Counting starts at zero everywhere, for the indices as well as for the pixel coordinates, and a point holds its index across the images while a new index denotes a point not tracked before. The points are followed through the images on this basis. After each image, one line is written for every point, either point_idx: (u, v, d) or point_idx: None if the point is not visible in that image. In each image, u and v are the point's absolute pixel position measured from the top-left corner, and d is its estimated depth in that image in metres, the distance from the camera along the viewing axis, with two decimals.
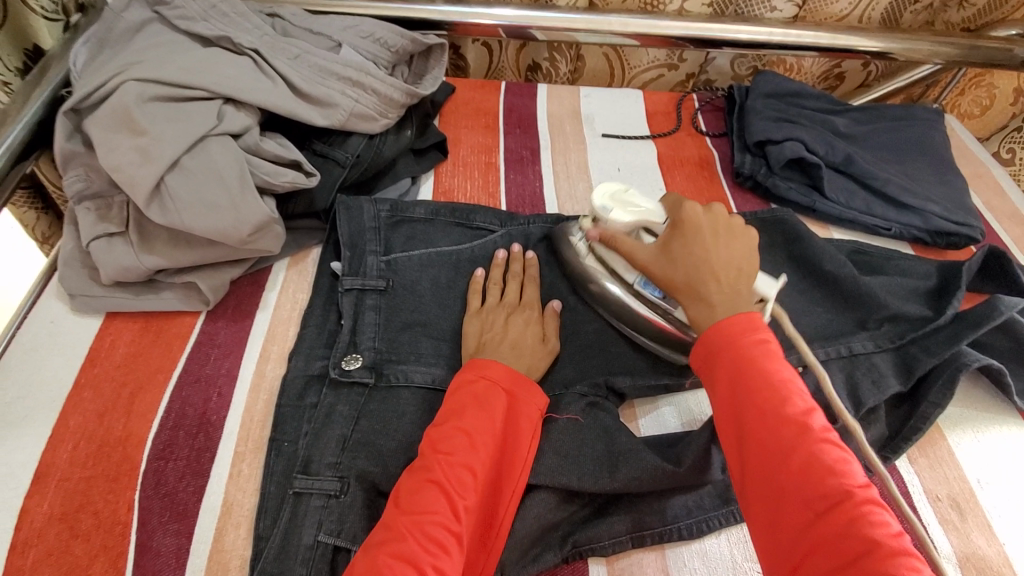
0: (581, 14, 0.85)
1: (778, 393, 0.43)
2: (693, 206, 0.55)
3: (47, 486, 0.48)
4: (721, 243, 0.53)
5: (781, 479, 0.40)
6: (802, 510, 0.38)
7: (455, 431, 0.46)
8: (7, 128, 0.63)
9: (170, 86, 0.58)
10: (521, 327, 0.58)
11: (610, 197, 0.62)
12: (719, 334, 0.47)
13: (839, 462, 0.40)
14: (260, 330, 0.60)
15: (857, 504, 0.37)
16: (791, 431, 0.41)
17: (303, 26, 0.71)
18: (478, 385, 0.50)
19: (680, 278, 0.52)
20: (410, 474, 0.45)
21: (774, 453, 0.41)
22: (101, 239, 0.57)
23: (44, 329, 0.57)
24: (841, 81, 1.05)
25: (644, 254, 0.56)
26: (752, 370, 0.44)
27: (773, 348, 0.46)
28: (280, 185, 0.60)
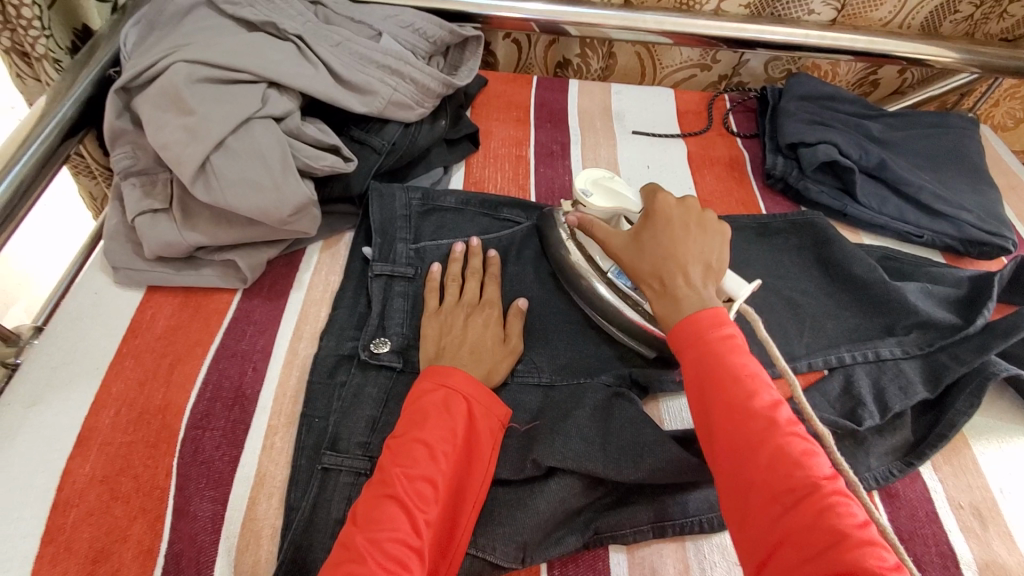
0: (616, 11, 0.85)
1: (745, 386, 0.44)
2: (667, 198, 0.57)
3: (90, 449, 0.50)
4: (690, 235, 0.55)
5: (750, 473, 0.41)
6: (772, 503, 0.39)
7: (412, 442, 0.47)
8: (57, 104, 0.65)
9: (219, 68, 0.59)
10: (480, 328, 0.57)
11: (591, 182, 0.64)
12: (687, 327, 0.48)
13: (805, 454, 0.41)
14: (295, 309, 0.62)
15: (824, 496, 0.38)
16: (758, 425, 0.42)
17: (345, 14, 0.72)
18: (432, 391, 0.50)
19: (647, 266, 0.54)
20: (370, 487, 0.45)
21: (741, 447, 0.42)
22: (146, 214, 0.59)
23: (88, 299, 0.59)
24: (876, 87, 1.04)
25: (616, 240, 0.57)
26: (720, 363, 0.45)
27: (739, 343, 0.47)
28: (319, 169, 0.61)
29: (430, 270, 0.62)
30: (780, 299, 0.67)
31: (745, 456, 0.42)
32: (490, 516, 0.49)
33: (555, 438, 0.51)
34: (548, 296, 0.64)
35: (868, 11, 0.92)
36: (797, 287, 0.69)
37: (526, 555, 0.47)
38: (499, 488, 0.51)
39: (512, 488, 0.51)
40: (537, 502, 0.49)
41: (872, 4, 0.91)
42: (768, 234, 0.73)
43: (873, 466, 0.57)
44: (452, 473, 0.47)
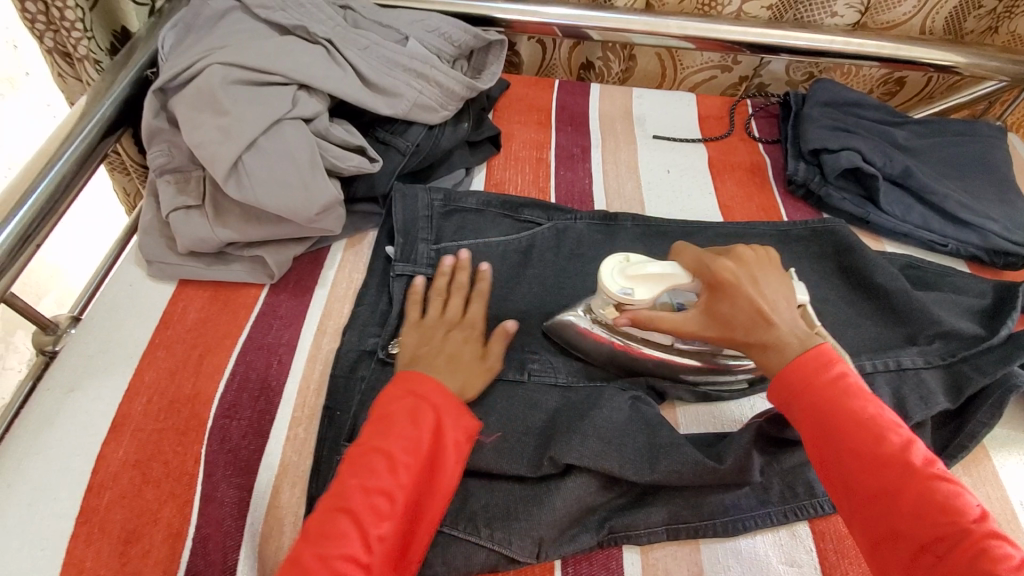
0: (638, 16, 0.85)
1: (869, 430, 0.44)
2: (725, 262, 0.53)
3: (123, 434, 0.52)
4: (762, 279, 0.53)
5: (893, 522, 0.41)
6: (924, 554, 0.40)
7: (372, 454, 0.45)
8: (97, 103, 0.68)
9: (252, 70, 0.61)
10: (458, 342, 0.56)
11: (621, 275, 0.55)
12: (794, 374, 0.47)
13: (951, 496, 0.41)
14: (319, 305, 0.63)
15: (977, 541, 0.39)
16: (895, 471, 0.42)
17: (373, 19, 0.74)
18: (396, 404, 0.48)
19: (740, 333, 0.51)
20: (324, 499, 0.44)
21: (879, 496, 0.42)
22: (180, 211, 0.61)
23: (123, 291, 0.62)
24: (901, 86, 1.02)
25: (690, 322, 0.52)
26: (839, 408, 0.45)
27: (850, 379, 0.46)
28: (346, 169, 0.63)
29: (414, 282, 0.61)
30: None
31: (885, 505, 0.42)
32: (507, 512, 0.50)
33: (571, 435, 0.52)
34: (567, 299, 0.65)
35: (884, 12, 0.91)
36: (817, 295, 0.69)
37: (541, 551, 0.48)
38: (516, 484, 0.51)
39: (528, 484, 0.51)
40: (554, 499, 0.50)
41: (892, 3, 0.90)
42: (788, 241, 0.73)
43: None
44: (413, 487, 0.45)
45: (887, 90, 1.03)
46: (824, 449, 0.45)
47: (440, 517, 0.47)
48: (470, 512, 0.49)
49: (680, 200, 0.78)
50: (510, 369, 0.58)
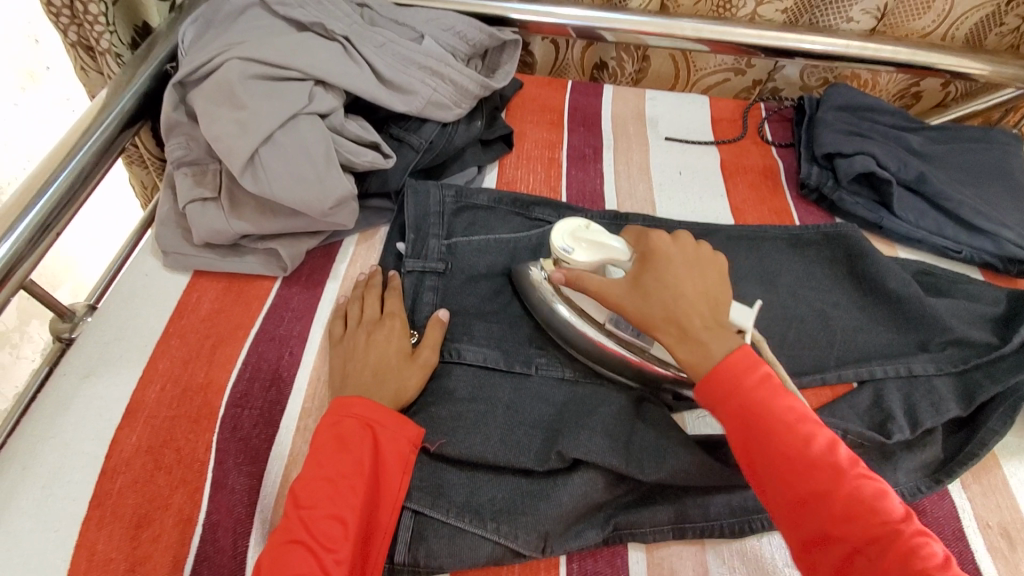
0: (653, 18, 0.86)
1: (796, 433, 0.45)
2: (661, 235, 0.55)
3: (136, 421, 0.53)
4: (692, 273, 0.53)
5: (825, 526, 0.42)
6: (855, 556, 0.41)
7: (315, 483, 0.46)
8: (117, 96, 0.69)
9: (270, 66, 0.62)
10: (381, 345, 0.56)
11: (570, 236, 0.56)
12: (724, 377, 0.47)
13: (876, 496, 0.42)
14: (331, 298, 0.64)
15: (905, 541, 0.40)
16: (823, 474, 0.43)
17: (389, 17, 0.75)
18: (329, 431, 0.49)
19: (658, 309, 0.52)
20: (274, 535, 0.45)
21: (809, 500, 0.43)
22: (196, 202, 0.62)
23: (139, 280, 0.63)
24: (918, 100, 1.02)
25: (614, 289, 0.54)
26: (767, 413, 0.46)
27: (776, 382, 0.47)
28: (360, 164, 0.64)
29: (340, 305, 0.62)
30: (810, 310, 0.67)
31: (815, 509, 0.43)
32: (514, 506, 0.50)
33: (579, 431, 0.52)
34: None
35: (907, 23, 0.91)
36: (828, 300, 0.68)
37: (547, 545, 0.48)
38: (524, 479, 0.51)
39: (535, 479, 0.52)
40: (561, 494, 0.50)
41: (916, 13, 0.89)
42: (800, 245, 0.73)
43: (901, 481, 0.56)
44: (363, 508, 0.47)
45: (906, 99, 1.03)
46: (753, 456, 0.46)
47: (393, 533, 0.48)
48: (477, 505, 0.50)
49: (691, 201, 0.78)
50: (517, 363, 0.58)
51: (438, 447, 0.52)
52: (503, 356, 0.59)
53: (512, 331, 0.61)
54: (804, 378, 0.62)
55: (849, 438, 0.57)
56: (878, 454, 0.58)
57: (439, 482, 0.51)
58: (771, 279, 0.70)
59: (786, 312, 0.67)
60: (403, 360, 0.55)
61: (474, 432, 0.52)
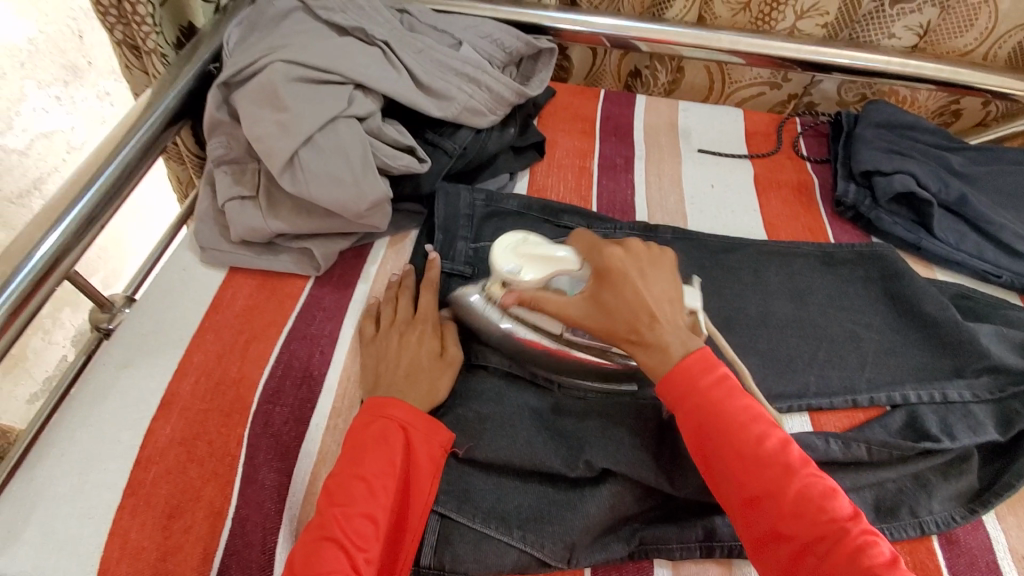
0: (689, 29, 0.85)
1: (749, 433, 0.45)
2: (613, 249, 0.53)
3: (171, 412, 0.54)
4: (648, 278, 0.52)
5: (775, 524, 0.43)
6: (806, 555, 0.42)
7: (349, 480, 0.47)
8: (163, 94, 0.71)
9: (312, 69, 0.63)
10: (411, 347, 0.56)
11: (513, 253, 0.55)
12: (678, 378, 0.48)
13: (826, 495, 0.43)
14: (361, 299, 0.65)
15: (853, 539, 0.41)
16: (775, 474, 0.44)
17: (428, 23, 0.76)
18: (365, 431, 0.49)
19: (623, 325, 0.50)
20: (307, 531, 0.45)
21: (762, 498, 0.44)
22: (235, 201, 0.63)
23: (177, 275, 0.64)
24: (957, 118, 1.00)
25: (574, 307, 0.52)
26: (720, 410, 0.46)
27: (729, 381, 0.48)
28: (395, 168, 0.64)
29: (369, 305, 0.63)
30: (842, 330, 0.66)
31: (767, 508, 0.44)
32: (540, 515, 0.50)
33: (607, 442, 0.52)
34: None
35: (947, 40, 0.89)
36: (861, 320, 0.67)
37: (572, 555, 0.48)
38: (550, 488, 0.51)
39: (561, 489, 0.51)
40: (587, 505, 0.50)
41: (958, 29, 0.87)
42: (834, 264, 0.72)
43: (934, 510, 0.55)
44: (393, 507, 0.47)
45: (946, 118, 1.01)
46: (707, 451, 0.46)
47: (422, 535, 0.48)
48: (503, 512, 0.50)
49: (723, 215, 0.78)
50: (540, 375, 0.57)
51: (465, 451, 0.52)
52: (527, 360, 0.58)
53: None
54: (835, 399, 0.60)
55: (873, 451, 0.55)
56: (911, 481, 0.56)
57: (466, 487, 0.51)
58: (802, 296, 0.68)
59: (819, 331, 0.65)
60: (432, 360, 0.56)
61: (501, 435, 0.52)
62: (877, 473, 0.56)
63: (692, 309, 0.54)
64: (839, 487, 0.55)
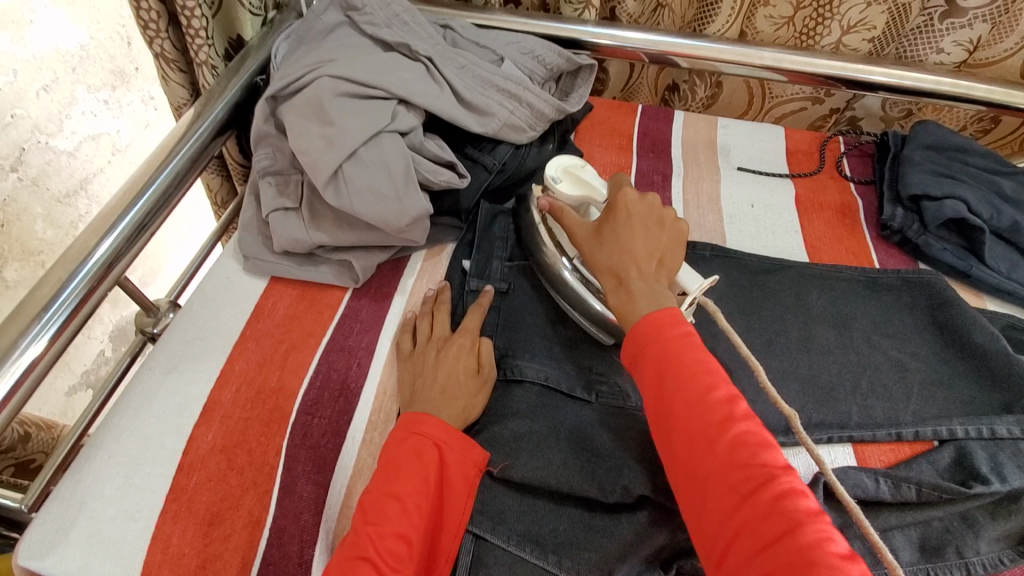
0: (731, 45, 0.84)
1: (701, 382, 0.47)
2: (631, 194, 0.59)
3: (213, 419, 0.55)
4: (648, 231, 0.57)
5: (708, 467, 0.44)
6: (729, 496, 0.42)
7: (384, 499, 0.47)
8: (212, 105, 0.73)
9: (358, 84, 0.64)
10: (450, 362, 0.56)
11: (563, 168, 0.65)
12: (647, 325, 0.51)
13: (761, 446, 0.44)
14: (398, 312, 0.65)
15: (779, 487, 0.41)
16: (713, 420, 0.45)
17: (470, 39, 0.77)
18: (395, 446, 0.50)
19: (607, 262, 0.56)
20: (342, 550, 0.46)
21: (697, 442, 0.45)
22: (279, 212, 0.65)
23: (221, 283, 0.65)
24: (995, 125, 0.94)
25: (580, 228, 0.60)
26: (677, 357, 0.48)
27: (694, 340, 0.50)
28: (436, 183, 0.65)
29: (405, 322, 0.63)
30: (886, 359, 0.63)
31: (701, 450, 0.45)
32: (576, 540, 0.49)
33: (645, 467, 0.51)
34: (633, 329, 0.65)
35: (985, 49, 0.85)
36: (907, 349, 0.65)
37: None
38: (586, 512, 0.51)
39: (597, 514, 0.51)
40: (624, 532, 0.50)
41: (997, 37, 0.84)
42: (876, 289, 0.70)
43: (982, 551, 0.52)
44: (425, 526, 0.47)
45: (982, 127, 0.95)
46: (659, 393, 0.48)
47: (454, 556, 0.48)
48: (539, 536, 0.49)
49: (763, 236, 0.76)
50: (578, 389, 0.58)
51: (501, 472, 0.52)
52: (565, 378, 0.58)
53: (577, 356, 0.61)
54: (878, 431, 0.58)
55: (924, 493, 0.53)
56: (958, 519, 0.54)
57: (501, 508, 0.51)
58: (845, 322, 0.66)
59: (863, 359, 0.63)
60: (470, 378, 0.56)
61: (537, 456, 0.52)
62: (922, 509, 0.54)
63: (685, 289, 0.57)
64: (883, 524, 0.53)
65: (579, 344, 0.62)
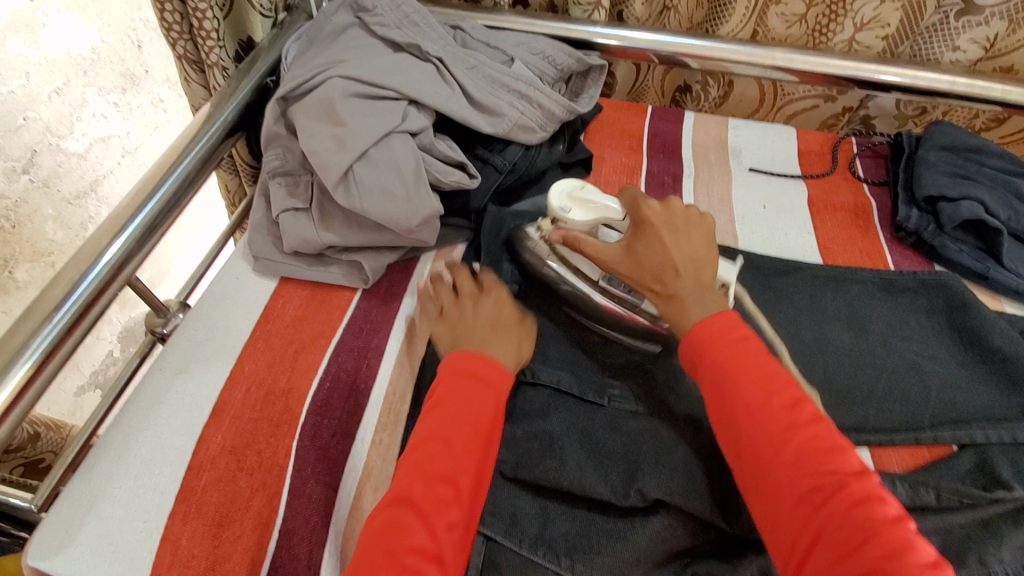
0: (742, 46, 0.83)
1: (765, 387, 0.48)
2: (651, 205, 0.60)
3: (223, 419, 0.55)
4: (680, 235, 0.58)
5: (777, 475, 0.45)
6: (801, 504, 0.43)
7: (434, 439, 0.48)
8: (223, 106, 0.73)
9: (369, 84, 0.64)
10: (492, 308, 0.58)
11: (567, 196, 0.62)
12: (705, 330, 0.52)
13: (833, 450, 0.45)
14: (407, 313, 0.65)
15: (855, 492, 0.42)
16: (781, 426, 0.46)
17: (480, 40, 0.77)
18: (449, 391, 0.51)
19: (650, 276, 0.57)
20: (389, 493, 0.46)
21: (764, 450, 0.46)
22: (289, 212, 0.65)
23: (230, 283, 0.65)
24: (999, 124, 0.94)
25: (609, 252, 0.59)
26: (739, 362, 0.49)
27: (753, 342, 0.51)
28: (446, 184, 0.65)
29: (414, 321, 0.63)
30: (903, 362, 0.62)
31: (771, 457, 0.45)
32: (588, 544, 0.49)
33: (659, 470, 0.51)
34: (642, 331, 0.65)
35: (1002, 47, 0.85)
36: (924, 352, 0.64)
37: None
38: (598, 515, 0.51)
39: (610, 517, 0.50)
40: (638, 536, 0.49)
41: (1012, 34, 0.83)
42: (892, 291, 0.69)
43: (1006, 560, 0.50)
44: (476, 474, 0.48)
45: (993, 118, 0.94)
46: (723, 399, 0.49)
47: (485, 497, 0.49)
48: (550, 538, 0.49)
49: (776, 237, 0.75)
50: (590, 391, 0.57)
51: (515, 474, 0.52)
52: (577, 381, 0.58)
53: (589, 358, 0.61)
54: (896, 436, 0.57)
55: (943, 497, 0.53)
56: (978, 527, 0.52)
57: (512, 510, 0.51)
58: (861, 324, 0.65)
59: (880, 363, 0.62)
60: (515, 322, 0.58)
61: (549, 458, 0.51)
62: (943, 514, 0.53)
63: (723, 280, 0.59)
64: None
65: (591, 346, 0.62)
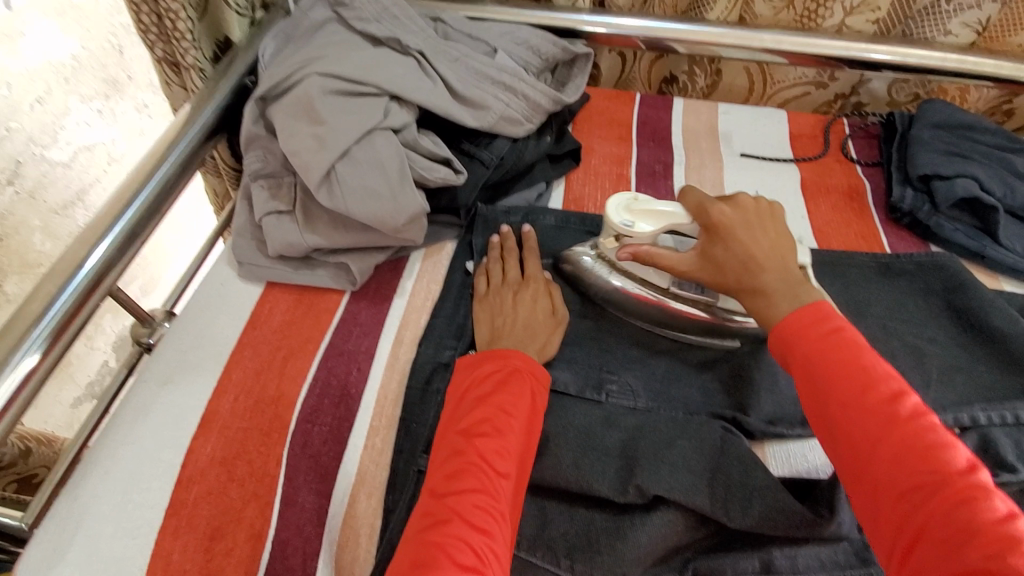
0: (730, 28, 0.82)
1: (860, 382, 0.46)
2: (719, 205, 0.56)
3: (211, 430, 0.53)
4: (756, 231, 0.55)
5: (876, 473, 0.43)
6: (899, 503, 0.41)
7: (484, 417, 0.49)
8: (201, 109, 0.71)
9: (349, 81, 0.62)
10: (529, 304, 0.60)
11: (625, 210, 0.59)
12: (793, 326, 0.50)
13: (939, 447, 0.42)
14: (397, 315, 0.63)
15: (958, 491, 0.40)
16: (878, 422, 0.44)
17: (463, 31, 0.75)
18: (494, 365, 0.53)
19: (732, 277, 0.55)
20: (445, 466, 0.47)
21: (864, 444, 0.44)
22: (272, 215, 0.63)
23: (215, 290, 0.64)
24: (1008, 117, 0.94)
25: (685, 261, 0.57)
26: (830, 356, 0.47)
27: (848, 334, 0.48)
28: (432, 181, 0.63)
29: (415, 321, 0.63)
30: (903, 345, 0.61)
31: (869, 454, 0.44)
32: (588, 544, 0.48)
33: (659, 465, 0.49)
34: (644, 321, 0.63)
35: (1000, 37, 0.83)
36: (923, 334, 0.63)
37: None
38: (597, 514, 0.50)
39: (608, 515, 0.50)
40: (638, 535, 0.48)
41: (1011, 26, 0.82)
42: (889, 274, 0.68)
43: None
44: (524, 442, 0.49)
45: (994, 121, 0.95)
46: (815, 396, 0.47)
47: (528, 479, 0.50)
48: (549, 539, 0.49)
49: None
50: (587, 390, 0.57)
51: None
52: (574, 380, 0.57)
53: (584, 353, 0.60)
54: None
55: None
56: None
57: None
58: (860, 308, 0.65)
59: (879, 347, 0.61)
60: (548, 319, 0.60)
61: (545, 458, 0.51)
62: None
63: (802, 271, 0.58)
64: None
65: (586, 341, 0.61)
